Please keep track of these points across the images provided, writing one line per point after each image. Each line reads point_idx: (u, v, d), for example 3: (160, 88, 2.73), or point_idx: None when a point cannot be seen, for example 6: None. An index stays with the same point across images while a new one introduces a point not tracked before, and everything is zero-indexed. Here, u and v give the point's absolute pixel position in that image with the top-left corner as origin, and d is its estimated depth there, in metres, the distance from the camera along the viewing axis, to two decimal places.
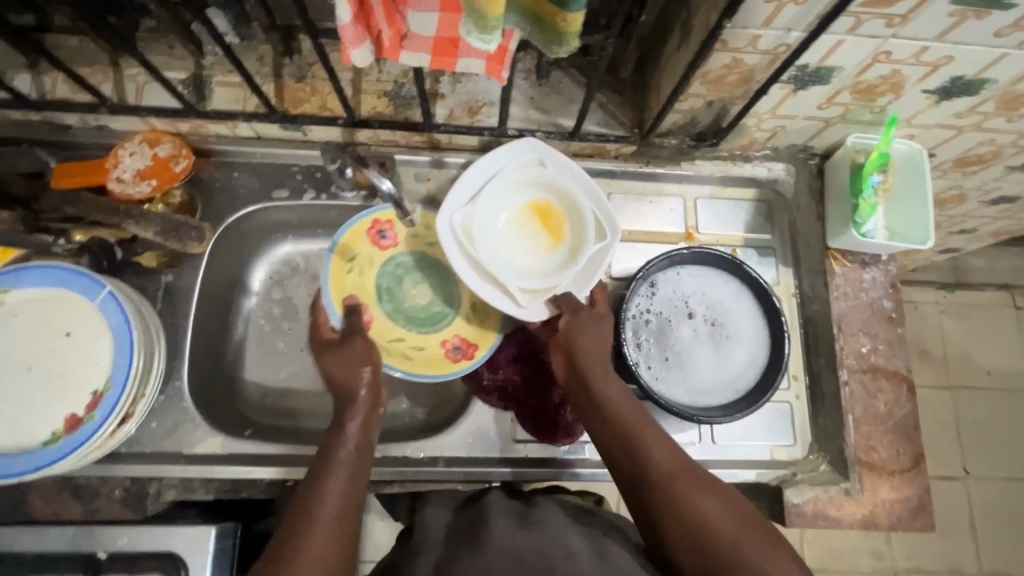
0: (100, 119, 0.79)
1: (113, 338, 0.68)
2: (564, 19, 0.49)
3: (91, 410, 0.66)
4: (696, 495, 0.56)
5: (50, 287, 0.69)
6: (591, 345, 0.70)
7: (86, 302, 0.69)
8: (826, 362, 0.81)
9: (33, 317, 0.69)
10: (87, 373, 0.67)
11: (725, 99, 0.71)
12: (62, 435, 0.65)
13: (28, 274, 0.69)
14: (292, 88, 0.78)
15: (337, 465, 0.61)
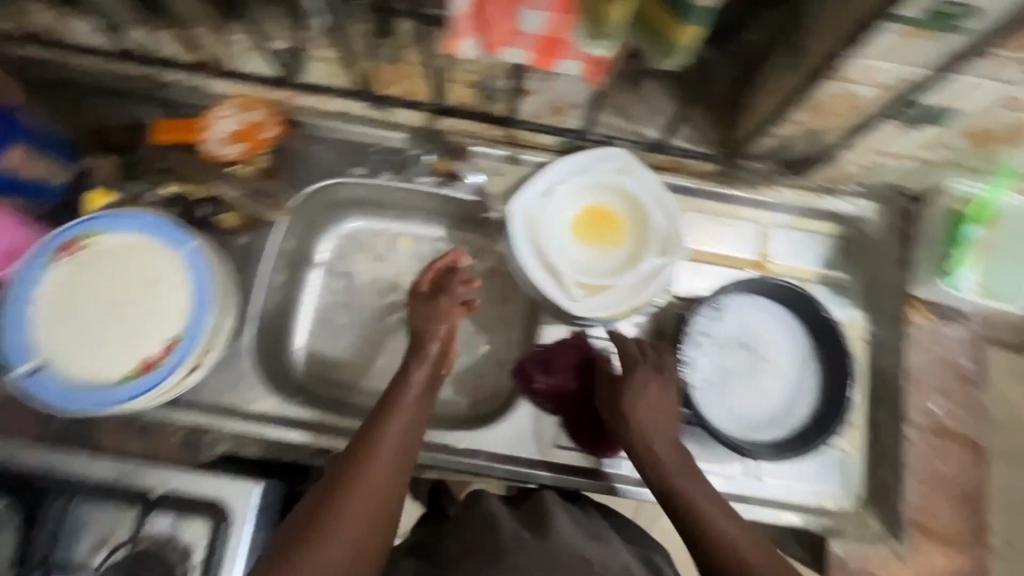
0: (201, 80, 0.82)
1: (194, 291, 0.72)
2: (679, 31, 0.48)
3: (166, 356, 0.70)
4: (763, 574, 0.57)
5: (141, 235, 0.73)
6: (645, 422, 0.67)
7: (173, 254, 0.72)
8: (891, 416, 0.77)
9: (120, 261, 0.72)
10: (166, 320, 0.71)
11: (827, 130, 0.67)
12: (137, 376, 0.69)
13: (122, 220, 0.73)
14: (384, 70, 0.79)
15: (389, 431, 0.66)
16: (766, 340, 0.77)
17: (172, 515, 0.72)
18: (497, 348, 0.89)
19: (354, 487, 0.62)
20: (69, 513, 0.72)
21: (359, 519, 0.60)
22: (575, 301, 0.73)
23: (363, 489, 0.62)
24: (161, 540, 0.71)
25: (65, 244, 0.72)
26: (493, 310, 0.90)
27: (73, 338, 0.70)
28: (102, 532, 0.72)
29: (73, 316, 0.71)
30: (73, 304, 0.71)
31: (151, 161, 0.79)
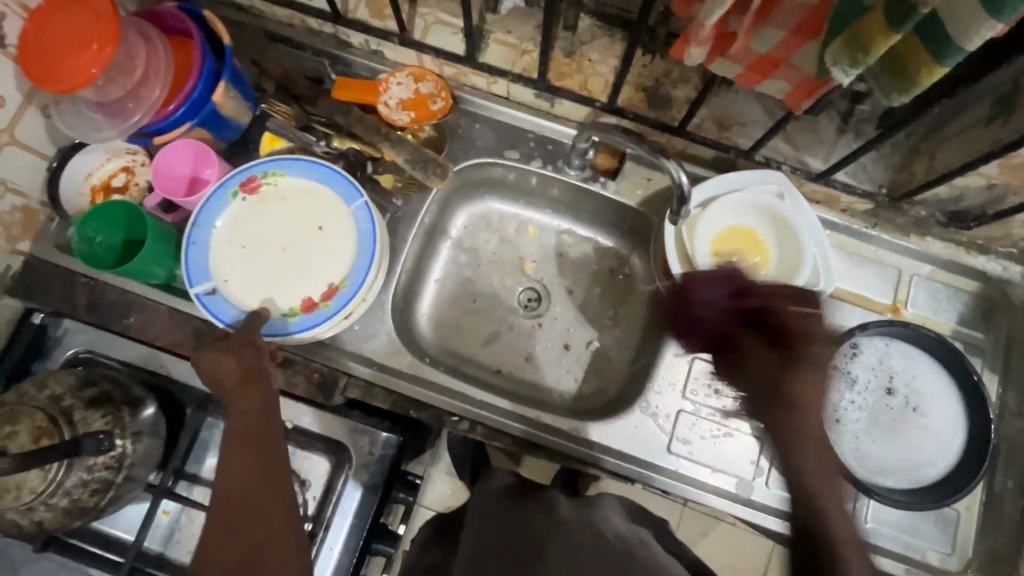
0: (381, 45, 0.84)
1: (358, 245, 0.76)
2: (929, 69, 0.48)
3: (327, 299, 0.75)
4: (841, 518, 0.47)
5: (317, 184, 0.77)
6: (710, 309, 0.58)
7: (342, 207, 0.76)
8: (1014, 485, 0.76)
9: (297, 204, 0.77)
10: (332, 267, 0.76)
11: (1011, 185, 0.67)
12: (299, 313, 0.74)
13: (302, 165, 0.77)
14: (559, 61, 0.79)
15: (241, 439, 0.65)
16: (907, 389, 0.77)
17: (297, 449, 0.77)
18: (607, 346, 0.90)
19: (234, 463, 0.63)
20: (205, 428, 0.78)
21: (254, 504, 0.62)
22: None
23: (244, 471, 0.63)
24: None
25: (249, 181, 0.77)
26: (612, 304, 0.92)
27: (246, 266, 0.76)
28: None
29: (249, 246, 0.76)
30: (250, 235, 0.76)
31: (328, 116, 0.84)
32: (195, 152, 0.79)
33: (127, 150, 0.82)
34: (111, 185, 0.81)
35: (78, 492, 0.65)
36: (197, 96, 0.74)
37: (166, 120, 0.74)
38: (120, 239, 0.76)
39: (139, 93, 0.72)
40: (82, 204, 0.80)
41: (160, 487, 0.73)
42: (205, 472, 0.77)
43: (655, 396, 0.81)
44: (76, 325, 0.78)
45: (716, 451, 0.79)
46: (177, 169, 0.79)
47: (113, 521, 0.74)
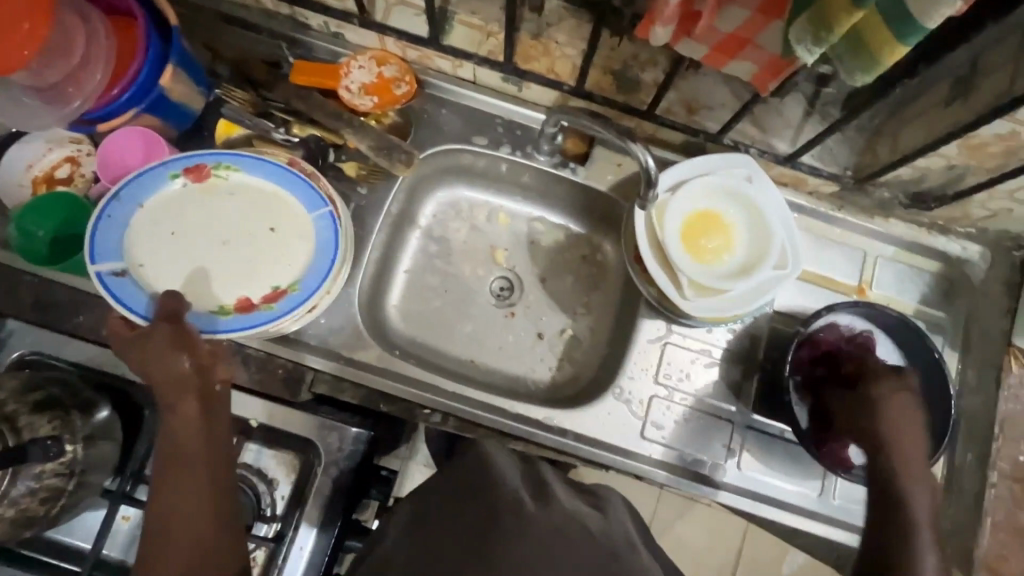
0: (342, 27, 0.80)
1: (314, 250, 0.74)
2: (891, 50, 0.48)
3: (269, 302, 0.72)
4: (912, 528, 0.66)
5: (275, 181, 0.75)
6: None
7: (303, 208, 0.75)
8: (973, 458, 0.78)
9: (250, 202, 0.75)
10: (275, 270, 0.74)
11: (970, 166, 0.68)
12: (232, 313, 0.71)
13: (259, 164, 0.74)
14: (524, 43, 0.76)
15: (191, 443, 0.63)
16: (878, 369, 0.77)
17: (262, 447, 0.75)
18: (581, 334, 0.90)
19: (179, 485, 0.63)
20: None
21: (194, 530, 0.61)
22: (686, 299, 0.75)
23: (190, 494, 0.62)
24: (247, 468, 0.75)
25: (197, 169, 0.74)
26: (585, 291, 0.91)
27: (176, 258, 0.73)
28: None
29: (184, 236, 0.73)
30: (187, 224, 0.74)
31: (286, 101, 0.80)
32: (145, 142, 0.75)
33: (70, 140, 0.77)
34: (55, 176, 0.76)
35: (26, 503, 0.61)
36: (143, 80, 0.70)
37: (110, 105, 0.69)
38: (66, 234, 0.72)
39: (79, 77, 0.68)
40: (23, 197, 0.76)
41: (117, 493, 0.70)
42: None
43: (628, 382, 0.81)
44: (25, 326, 0.73)
45: (688, 435, 0.80)
46: (127, 159, 0.75)
47: (68, 530, 0.71)
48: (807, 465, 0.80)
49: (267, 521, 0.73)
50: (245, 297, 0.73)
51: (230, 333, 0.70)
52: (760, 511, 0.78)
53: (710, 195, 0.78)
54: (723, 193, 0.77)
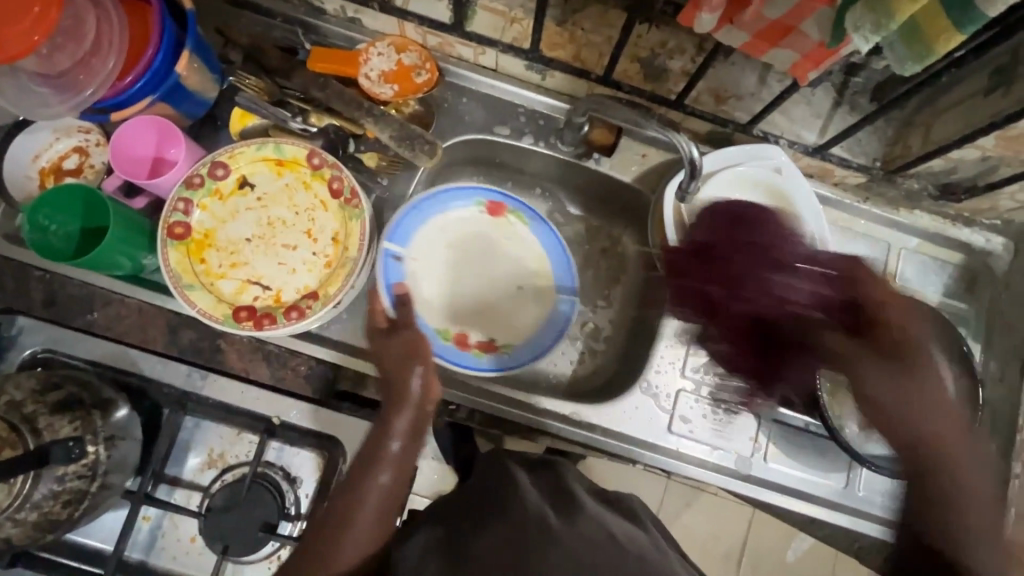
0: (359, 12, 0.77)
1: (545, 329, 0.82)
2: (947, 37, 0.46)
3: (483, 352, 0.81)
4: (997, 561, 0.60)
5: (547, 249, 0.84)
6: None
7: (555, 284, 0.84)
8: (996, 449, 0.78)
9: (519, 260, 0.84)
10: (492, 321, 0.83)
11: (1005, 157, 0.67)
12: (452, 342, 0.81)
13: (543, 227, 0.83)
14: (550, 31, 0.73)
15: (382, 461, 0.65)
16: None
17: (285, 444, 0.74)
18: (603, 327, 0.89)
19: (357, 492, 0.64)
20: (183, 429, 0.74)
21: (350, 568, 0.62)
22: None
23: (355, 538, 0.62)
24: (271, 467, 0.74)
25: (497, 205, 0.83)
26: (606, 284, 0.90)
27: (437, 260, 0.84)
28: (214, 451, 0.74)
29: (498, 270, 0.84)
30: (481, 248, 0.84)
31: (304, 89, 0.78)
32: (158, 132, 0.72)
33: (78, 129, 0.75)
34: (62, 167, 0.74)
35: (48, 506, 0.60)
36: (158, 67, 0.67)
37: (124, 93, 0.67)
38: (76, 229, 0.69)
39: (89, 63, 0.64)
40: (31, 189, 0.73)
41: (139, 493, 0.69)
42: (187, 473, 0.74)
43: (655, 375, 0.80)
44: (32, 323, 0.70)
45: (714, 428, 0.79)
46: (139, 149, 0.72)
47: (88, 530, 0.70)
48: (833, 458, 0.80)
49: (291, 521, 0.72)
50: (466, 334, 0.83)
51: (452, 361, 0.79)
52: (789, 504, 0.78)
53: (739, 187, 0.77)
54: (753, 186, 0.77)
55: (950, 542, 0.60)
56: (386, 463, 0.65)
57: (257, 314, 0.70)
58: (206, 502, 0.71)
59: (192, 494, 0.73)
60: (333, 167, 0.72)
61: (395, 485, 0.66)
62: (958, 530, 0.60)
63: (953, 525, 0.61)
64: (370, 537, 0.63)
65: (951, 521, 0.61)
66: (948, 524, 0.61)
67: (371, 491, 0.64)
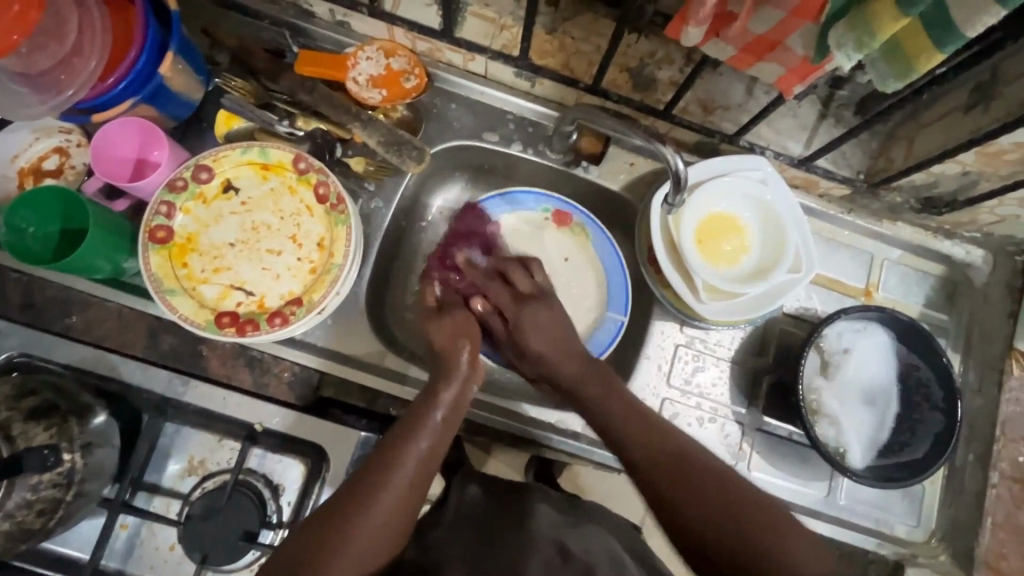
0: (348, 16, 0.77)
1: (587, 341, 0.82)
2: (927, 57, 0.47)
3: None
4: (717, 491, 0.62)
5: (607, 271, 0.85)
6: None
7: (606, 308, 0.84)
8: (974, 459, 0.80)
9: (577, 277, 0.86)
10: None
11: (985, 172, 0.68)
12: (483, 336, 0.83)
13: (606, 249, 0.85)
14: (539, 38, 0.74)
15: (424, 428, 0.64)
16: (867, 367, 0.78)
17: (267, 451, 0.73)
18: None
19: (389, 463, 0.61)
20: (163, 435, 0.74)
21: (370, 537, 0.57)
22: (701, 302, 0.74)
23: (378, 511, 0.58)
24: (253, 474, 0.73)
25: (562, 215, 0.85)
26: None
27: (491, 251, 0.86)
28: (195, 458, 0.74)
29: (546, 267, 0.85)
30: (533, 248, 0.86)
31: (291, 93, 0.77)
32: (141, 132, 0.71)
33: (59, 129, 0.73)
34: (42, 167, 0.72)
35: (21, 516, 0.59)
36: (141, 68, 0.66)
37: (106, 94, 0.66)
38: (55, 231, 0.67)
39: (71, 63, 0.63)
40: (9, 189, 0.72)
41: (116, 501, 0.67)
42: (166, 480, 0.73)
43: (641, 384, 0.81)
44: (8, 327, 0.69)
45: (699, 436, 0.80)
46: (121, 150, 0.71)
47: (64, 538, 0.69)
48: (816, 467, 0.80)
49: (273, 529, 0.71)
50: None
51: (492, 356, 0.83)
52: None
53: (726, 197, 0.77)
54: (741, 196, 0.77)
55: (653, 474, 0.65)
56: (427, 431, 0.64)
57: (240, 321, 0.69)
58: (185, 510, 0.70)
59: (171, 502, 0.72)
60: (320, 172, 0.72)
61: (431, 458, 0.64)
62: (667, 461, 0.65)
63: (656, 462, 0.65)
64: (397, 510, 0.60)
65: (635, 461, 0.66)
66: (637, 460, 0.66)
67: (409, 458, 0.62)
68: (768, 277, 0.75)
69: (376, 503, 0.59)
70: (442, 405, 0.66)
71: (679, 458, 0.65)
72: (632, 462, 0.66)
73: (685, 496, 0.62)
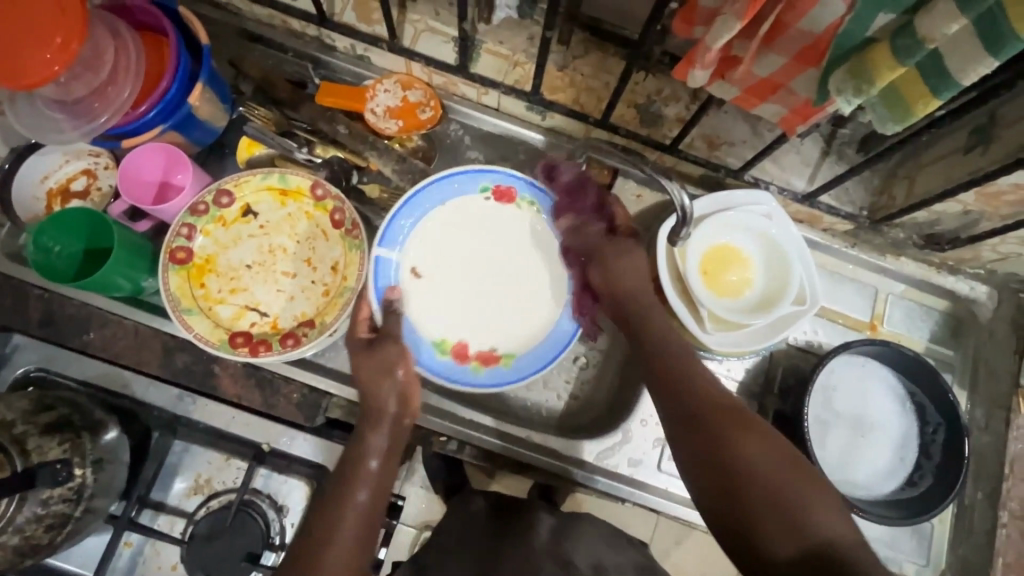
0: (368, 50, 0.81)
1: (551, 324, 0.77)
2: (924, 104, 0.49)
3: (482, 364, 0.76)
4: (771, 461, 0.55)
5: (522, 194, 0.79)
6: None
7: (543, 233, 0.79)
8: (983, 497, 0.79)
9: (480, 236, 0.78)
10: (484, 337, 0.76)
11: (985, 212, 0.70)
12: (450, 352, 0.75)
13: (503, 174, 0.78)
14: (551, 75, 0.78)
15: (356, 481, 0.60)
16: (868, 402, 0.79)
17: (273, 471, 0.75)
18: None
19: (327, 519, 0.57)
20: (171, 452, 0.75)
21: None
22: (706, 332, 0.75)
23: (330, 569, 0.54)
24: (258, 494, 0.74)
25: (506, 191, 0.79)
26: None
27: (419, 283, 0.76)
28: (201, 476, 0.75)
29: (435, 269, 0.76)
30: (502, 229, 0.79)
31: (312, 121, 0.80)
32: (167, 158, 0.73)
33: (89, 152, 0.76)
34: (70, 188, 0.75)
35: (31, 530, 0.60)
36: (171, 97, 0.69)
37: (137, 122, 0.69)
38: (81, 249, 0.70)
39: (105, 92, 0.66)
40: (37, 210, 0.74)
41: (122, 518, 0.68)
42: (171, 498, 0.74)
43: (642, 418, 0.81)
44: (28, 341, 0.72)
45: None
46: (146, 173, 0.74)
47: (66, 554, 0.69)
48: None
49: (274, 551, 0.71)
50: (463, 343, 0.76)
51: (445, 376, 0.74)
52: None
53: (731, 229, 0.79)
54: (747, 228, 0.79)
55: (702, 418, 0.60)
56: (362, 482, 0.60)
57: (253, 341, 0.70)
58: (189, 530, 0.71)
59: (175, 520, 0.73)
60: (336, 198, 0.74)
61: (373, 509, 0.60)
62: (727, 410, 0.60)
63: (722, 404, 0.61)
64: (354, 550, 0.57)
65: (699, 397, 0.61)
66: (695, 401, 0.61)
67: (348, 511, 0.58)
68: (771, 311, 0.75)
69: (319, 570, 0.54)
70: (374, 451, 0.62)
71: (735, 407, 0.60)
72: (693, 406, 0.61)
73: (748, 429, 0.58)
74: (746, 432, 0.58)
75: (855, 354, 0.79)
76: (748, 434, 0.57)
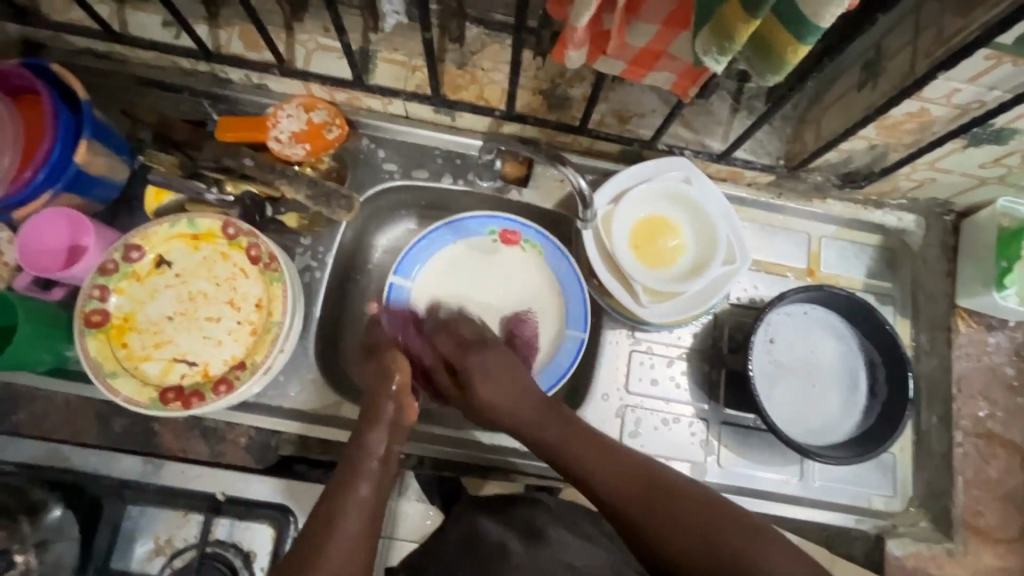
0: (263, 78, 0.79)
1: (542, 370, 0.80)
2: (794, 50, 0.49)
3: None
4: (698, 532, 0.55)
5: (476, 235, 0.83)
6: None
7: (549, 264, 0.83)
8: (938, 420, 0.81)
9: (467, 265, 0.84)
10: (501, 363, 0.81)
11: (890, 144, 0.71)
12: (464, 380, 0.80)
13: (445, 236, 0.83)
14: (451, 74, 0.77)
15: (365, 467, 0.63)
16: (810, 349, 0.80)
17: (234, 520, 0.70)
18: None
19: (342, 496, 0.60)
20: (126, 518, 0.71)
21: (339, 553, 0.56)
22: (643, 306, 0.76)
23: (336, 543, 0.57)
24: (222, 545, 0.69)
25: (511, 235, 0.83)
26: None
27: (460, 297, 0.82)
28: (160, 537, 0.71)
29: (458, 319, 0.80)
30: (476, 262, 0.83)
31: (216, 159, 0.77)
32: (68, 220, 0.70)
33: None
34: None
35: None
36: (56, 158, 0.68)
37: (24, 188, 0.67)
38: None
39: None
40: None
41: None
42: (134, 563, 0.70)
43: (599, 401, 0.81)
44: None
45: (668, 439, 0.80)
46: (49, 240, 0.70)
47: None
48: (784, 453, 0.80)
49: None
50: None
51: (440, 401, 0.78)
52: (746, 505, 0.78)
53: (651, 197, 0.79)
54: (668, 194, 0.79)
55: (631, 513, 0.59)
56: (363, 478, 0.62)
57: (186, 393, 0.69)
58: None
59: None
60: (249, 235, 0.73)
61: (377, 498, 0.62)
62: (646, 500, 0.59)
63: (644, 488, 0.60)
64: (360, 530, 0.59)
65: (620, 488, 0.61)
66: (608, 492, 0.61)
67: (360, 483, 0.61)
68: (684, 271, 0.78)
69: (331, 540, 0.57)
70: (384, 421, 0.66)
71: (659, 489, 0.60)
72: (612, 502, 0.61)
73: (673, 504, 0.58)
74: (673, 509, 0.58)
75: (800, 301, 0.79)
76: (675, 509, 0.57)
